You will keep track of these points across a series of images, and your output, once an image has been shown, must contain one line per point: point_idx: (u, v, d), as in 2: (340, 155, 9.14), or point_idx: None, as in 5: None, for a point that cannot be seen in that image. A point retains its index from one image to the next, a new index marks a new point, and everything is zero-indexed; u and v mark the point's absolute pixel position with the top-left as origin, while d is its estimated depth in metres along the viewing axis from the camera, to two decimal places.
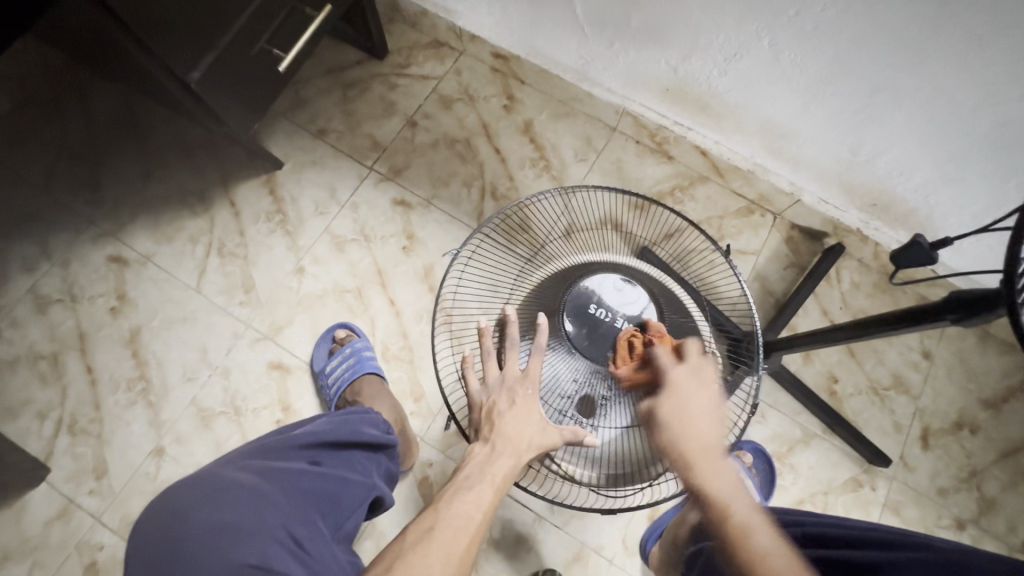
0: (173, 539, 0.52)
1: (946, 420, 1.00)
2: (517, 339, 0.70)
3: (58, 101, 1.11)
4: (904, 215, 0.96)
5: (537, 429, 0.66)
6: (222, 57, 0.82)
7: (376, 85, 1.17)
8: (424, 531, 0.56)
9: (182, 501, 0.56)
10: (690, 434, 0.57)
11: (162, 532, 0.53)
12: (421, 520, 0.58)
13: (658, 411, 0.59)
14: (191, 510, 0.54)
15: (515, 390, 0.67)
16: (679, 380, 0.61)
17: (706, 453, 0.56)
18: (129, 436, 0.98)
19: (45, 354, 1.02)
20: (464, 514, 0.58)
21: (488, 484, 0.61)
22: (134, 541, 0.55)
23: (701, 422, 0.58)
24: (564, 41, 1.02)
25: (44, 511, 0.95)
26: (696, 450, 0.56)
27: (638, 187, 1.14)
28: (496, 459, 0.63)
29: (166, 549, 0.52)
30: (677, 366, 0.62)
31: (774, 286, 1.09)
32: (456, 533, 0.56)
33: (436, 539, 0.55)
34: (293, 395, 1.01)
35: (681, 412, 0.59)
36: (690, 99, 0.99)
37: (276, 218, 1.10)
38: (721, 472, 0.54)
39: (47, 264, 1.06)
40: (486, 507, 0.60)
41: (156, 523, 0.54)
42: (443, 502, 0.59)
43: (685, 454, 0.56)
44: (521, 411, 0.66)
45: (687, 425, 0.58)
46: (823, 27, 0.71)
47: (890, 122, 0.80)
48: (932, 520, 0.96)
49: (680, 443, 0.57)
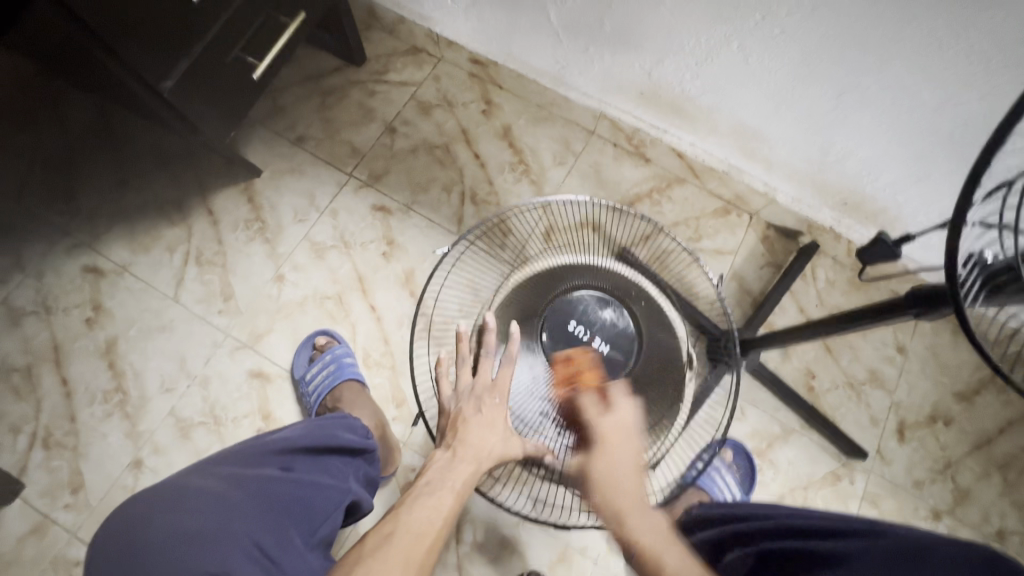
0: (133, 547, 0.51)
1: (921, 413, 1.02)
2: (492, 347, 0.71)
3: (29, 111, 1.10)
4: (873, 213, 0.98)
5: (500, 435, 0.68)
6: (195, 66, 0.82)
7: (354, 92, 1.18)
8: (383, 537, 0.57)
9: (145, 508, 0.55)
10: (620, 490, 0.61)
11: (121, 539, 0.52)
12: (381, 526, 0.59)
13: (591, 465, 0.63)
14: (153, 517, 0.53)
15: (482, 398, 0.69)
16: (604, 435, 0.65)
17: (635, 506, 0.59)
18: (106, 448, 0.97)
19: (18, 367, 1.00)
20: (424, 520, 0.59)
21: (447, 491, 0.62)
22: (94, 548, 0.53)
23: (624, 471, 0.62)
24: (539, 46, 1.03)
25: (18, 528, 0.93)
26: (624, 502, 0.59)
27: (616, 190, 1.15)
28: (456, 464, 0.64)
29: (125, 556, 0.51)
30: (596, 415, 0.68)
31: (751, 285, 1.11)
32: (414, 539, 0.57)
33: (394, 546, 0.56)
34: (273, 403, 1.01)
35: (620, 473, 0.62)
36: (664, 102, 1.01)
37: (255, 226, 1.09)
38: (645, 520, 0.57)
39: (21, 275, 1.04)
40: (447, 514, 0.61)
41: (115, 531, 0.53)
42: (404, 508, 0.61)
43: (619, 507, 0.59)
44: (486, 418, 0.68)
45: (619, 481, 0.61)
46: (789, 31, 0.73)
47: (856, 123, 0.82)
48: (909, 512, 0.97)
49: (609, 495, 0.60)
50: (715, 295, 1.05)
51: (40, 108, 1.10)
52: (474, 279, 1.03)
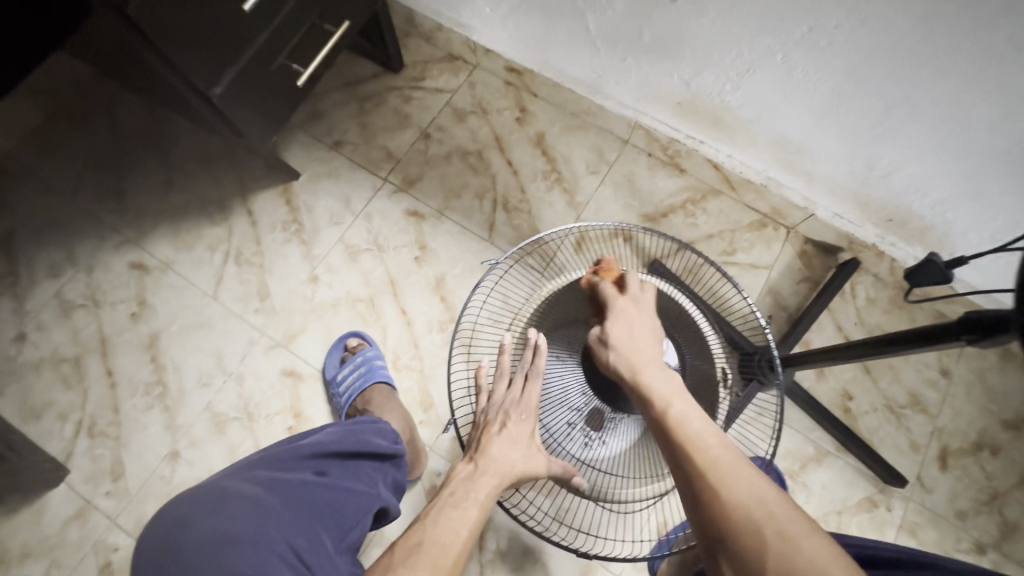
0: (175, 548, 0.53)
1: (966, 440, 0.97)
2: (537, 368, 0.70)
3: (85, 113, 1.16)
4: (920, 231, 0.94)
5: (524, 452, 0.68)
6: (243, 73, 0.85)
7: (391, 98, 1.20)
8: (410, 548, 0.57)
9: (186, 509, 0.57)
10: (638, 351, 0.64)
11: (164, 541, 0.54)
12: (408, 536, 0.58)
13: (610, 335, 0.66)
14: (193, 518, 0.55)
15: (509, 412, 0.69)
16: (623, 310, 0.68)
17: (652, 366, 0.62)
18: (146, 439, 1.01)
19: (67, 357, 1.05)
20: (449, 531, 0.59)
21: (472, 503, 0.62)
22: (140, 548, 0.56)
23: (642, 339, 0.65)
24: (576, 55, 1.03)
25: (62, 512, 0.97)
26: (642, 364, 0.62)
27: (649, 200, 1.14)
28: (479, 477, 0.65)
29: (168, 557, 0.53)
30: (619, 296, 0.70)
31: (787, 300, 1.08)
32: (440, 550, 0.57)
33: (423, 557, 0.55)
34: (305, 402, 1.03)
35: (635, 340, 0.65)
36: (703, 113, 0.99)
37: (292, 228, 1.12)
38: (662, 378, 0.60)
39: (72, 270, 1.09)
40: (471, 525, 0.60)
41: (158, 532, 0.56)
42: (429, 519, 0.60)
43: (634, 367, 0.62)
44: (512, 433, 0.68)
45: (637, 344, 0.65)
46: (836, 43, 0.71)
47: (905, 138, 0.80)
48: (951, 543, 0.93)
49: (626, 357, 0.64)
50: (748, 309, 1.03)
51: (94, 111, 1.16)
52: (507, 288, 1.04)
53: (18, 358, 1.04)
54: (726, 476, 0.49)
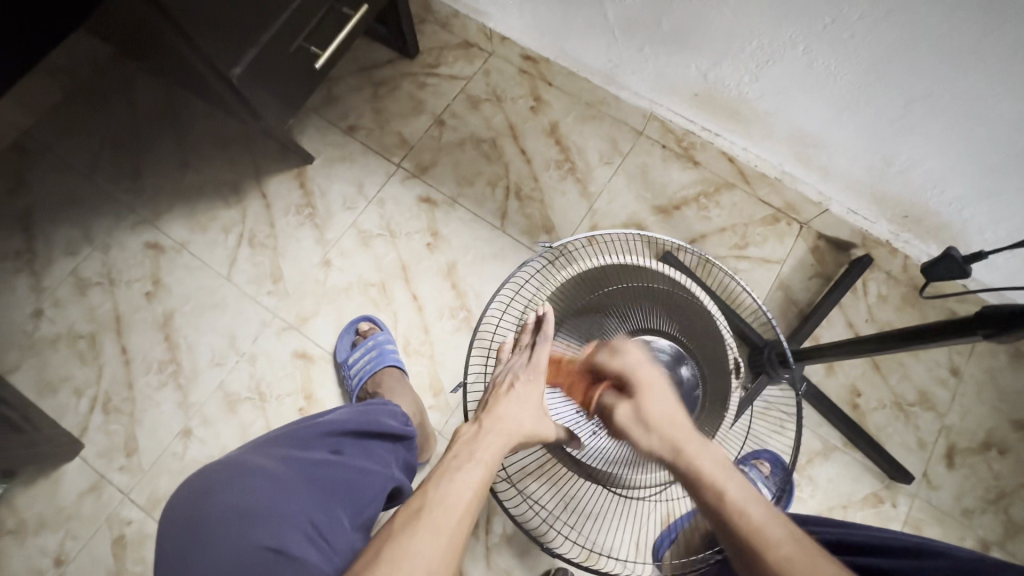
0: (201, 523, 0.54)
1: (974, 439, 0.98)
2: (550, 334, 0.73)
3: (103, 93, 1.16)
4: (937, 228, 0.94)
5: (527, 418, 0.68)
6: (262, 55, 0.85)
7: (406, 84, 1.19)
8: (412, 512, 0.55)
9: (208, 484, 0.58)
10: (674, 425, 0.64)
11: (188, 514, 0.56)
12: (410, 502, 0.57)
13: (643, 416, 0.66)
14: (216, 492, 0.57)
15: (518, 375, 0.71)
16: (643, 387, 0.68)
17: (695, 444, 0.62)
18: (159, 417, 1.02)
19: (83, 334, 1.06)
20: (453, 493, 0.57)
21: (477, 465, 0.61)
22: (164, 521, 0.57)
23: (670, 412, 0.66)
24: (593, 44, 1.03)
25: (77, 485, 0.99)
26: (682, 438, 0.63)
27: (662, 192, 1.14)
28: (482, 439, 0.65)
29: (192, 530, 0.54)
30: (632, 369, 0.70)
31: (798, 296, 1.08)
32: (444, 512, 0.55)
33: (425, 520, 0.54)
34: (316, 384, 1.04)
35: (668, 415, 0.66)
36: (719, 104, 0.99)
37: (306, 211, 1.12)
38: (708, 453, 0.61)
39: (89, 248, 1.10)
40: (476, 486, 0.59)
41: (182, 506, 0.57)
42: (433, 482, 0.59)
43: (678, 443, 0.63)
44: (517, 396, 0.69)
45: (669, 418, 0.65)
46: (859, 35, 0.71)
47: (925, 133, 0.79)
48: (955, 541, 0.94)
49: (667, 433, 0.64)
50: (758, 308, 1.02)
51: (111, 91, 1.17)
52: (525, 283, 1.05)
53: (35, 334, 1.06)
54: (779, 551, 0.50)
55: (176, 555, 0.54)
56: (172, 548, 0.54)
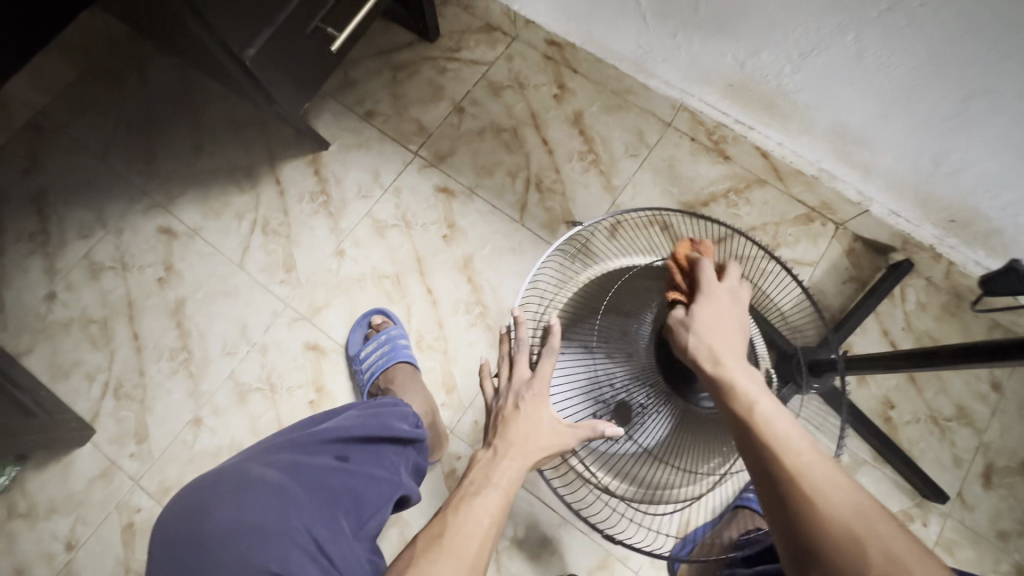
0: (198, 537, 0.52)
1: (1014, 459, 0.92)
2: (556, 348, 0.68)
3: (118, 72, 1.14)
4: (985, 234, 0.88)
5: (547, 430, 0.66)
6: (277, 36, 0.81)
7: (425, 69, 1.15)
8: (432, 538, 0.54)
9: (206, 496, 0.55)
10: (722, 340, 0.56)
11: (185, 529, 0.53)
12: (430, 527, 0.56)
13: (692, 319, 0.58)
14: (214, 505, 0.54)
15: (521, 394, 0.67)
16: (710, 295, 0.59)
17: (734, 359, 0.55)
18: (170, 404, 1.01)
19: (96, 319, 1.05)
20: (472, 521, 0.56)
21: (496, 490, 0.60)
22: (158, 535, 0.55)
23: (726, 330, 0.58)
24: (623, 30, 0.98)
25: (88, 470, 0.98)
26: (724, 352, 0.56)
27: (689, 187, 1.08)
28: (499, 463, 0.63)
29: (190, 547, 0.52)
30: (715, 282, 0.60)
31: (830, 301, 1.02)
32: (463, 541, 0.54)
33: (445, 547, 0.53)
34: (327, 376, 1.02)
35: (721, 328, 0.57)
36: (755, 96, 0.93)
37: (320, 199, 1.10)
38: (746, 372, 0.54)
39: (102, 231, 1.09)
40: (495, 512, 0.58)
41: (178, 519, 0.54)
42: (451, 511, 0.58)
43: (717, 356, 0.55)
44: (527, 415, 0.66)
45: (721, 332, 0.57)
46: (917, 24, 0.65)
47: (982, 132, 0.73)
48: (990, 564, 0.89)
49: (711, 344, 0.56)
50: (805, 299, 0.97)
51: (126, 70, 1.14)
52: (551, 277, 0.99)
53: (49, 317, 1.05)
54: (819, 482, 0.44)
55: (172, 574, 0.51)
56: (168, 566, 0.52)
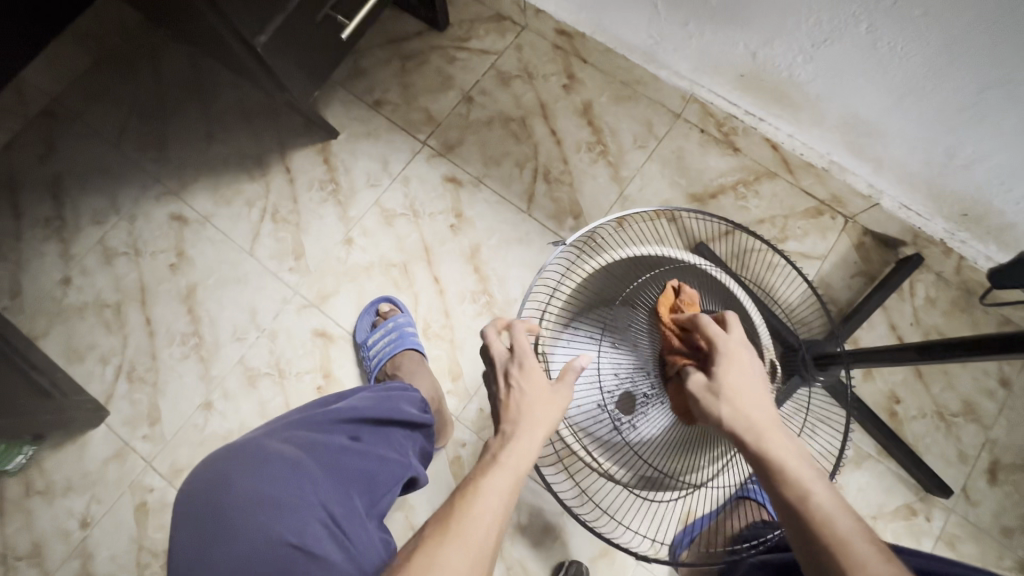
0: (219, 508, 0.53)
1: (1020, 455, 0.92)
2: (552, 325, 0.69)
3: (131, 61, 1.15)
4: (996, 229, 0.87)
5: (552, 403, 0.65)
6: (289, 23, 0.82)
7: (435, 58, 1.15)
8: (441, 527, 0.52)
9: (225, 471, 0.57)
10: (756, 413, 0.53)
11: (204, 502, 0.55)
12: (438, 512, 0.54)
13: (724, 393, 0.54)
14: (232, 481, 0.55)
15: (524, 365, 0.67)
16: (733, 354, 0.56)
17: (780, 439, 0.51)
18: (181, 388, 1.03)
19: (110, 303, 1.07)
20: (483, 508, 0.54)
21: (506, 470, 0.58)
22: (178, 509, 0.56)
23: (755, 396, 0.54)
24: (632, 18, 0.97)
25: (103, 451, 1.01)
26: (768, 432, 0.52)
27: (698, 179, 1.08)
28: (509, 441, 0.62)
29: (209, 521, 0.53)
30: (725, 334, 0.58)
31: (838, 295, 1.02)
32: (474, 528, 0.52)
33: (453, 532, 0.51)
34: (334, 362, 1.03)
35: (754, 398, 0.54)
36: (766, 86, 0.93)
37: (329, 187, 1.10)
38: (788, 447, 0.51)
39: (116, 217, 1.11)
40: (504, 494, 0.57)
41: (198, 494, 0.56)
42: (460, 492, 0.56)
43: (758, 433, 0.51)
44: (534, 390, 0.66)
45: (756, 404, 0.54)
46: (933, 13, 0.64)
47: (998, 125, 0.72)
48: (992, 560, 0.89)
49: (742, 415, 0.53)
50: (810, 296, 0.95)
51: (138, 59, 1.16)
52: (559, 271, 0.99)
53: (64, 301, 1.07)
54: (864, 555, 0.42)
55: (194, 542, 0.52)
56: (187, 538, 0.53)
